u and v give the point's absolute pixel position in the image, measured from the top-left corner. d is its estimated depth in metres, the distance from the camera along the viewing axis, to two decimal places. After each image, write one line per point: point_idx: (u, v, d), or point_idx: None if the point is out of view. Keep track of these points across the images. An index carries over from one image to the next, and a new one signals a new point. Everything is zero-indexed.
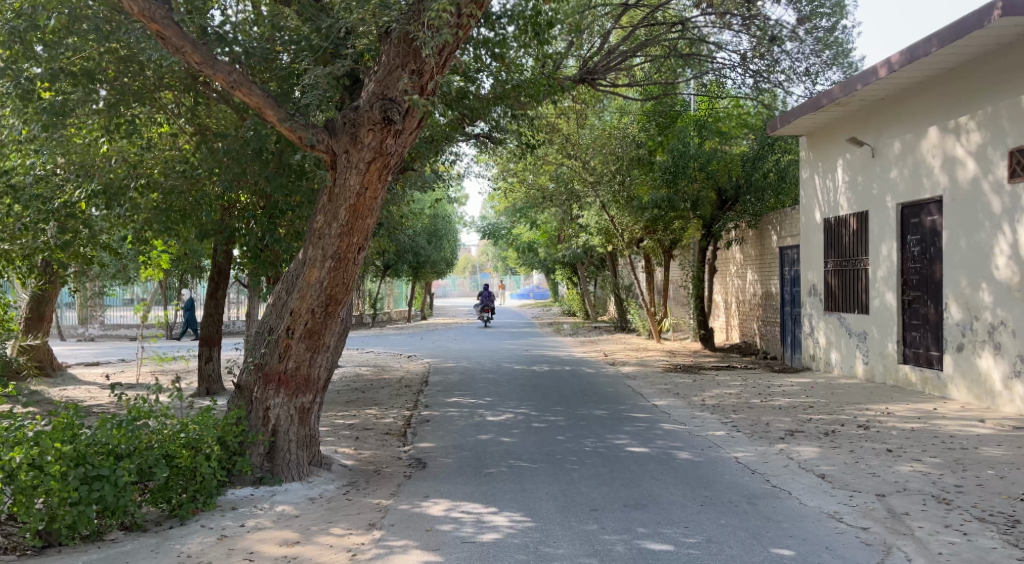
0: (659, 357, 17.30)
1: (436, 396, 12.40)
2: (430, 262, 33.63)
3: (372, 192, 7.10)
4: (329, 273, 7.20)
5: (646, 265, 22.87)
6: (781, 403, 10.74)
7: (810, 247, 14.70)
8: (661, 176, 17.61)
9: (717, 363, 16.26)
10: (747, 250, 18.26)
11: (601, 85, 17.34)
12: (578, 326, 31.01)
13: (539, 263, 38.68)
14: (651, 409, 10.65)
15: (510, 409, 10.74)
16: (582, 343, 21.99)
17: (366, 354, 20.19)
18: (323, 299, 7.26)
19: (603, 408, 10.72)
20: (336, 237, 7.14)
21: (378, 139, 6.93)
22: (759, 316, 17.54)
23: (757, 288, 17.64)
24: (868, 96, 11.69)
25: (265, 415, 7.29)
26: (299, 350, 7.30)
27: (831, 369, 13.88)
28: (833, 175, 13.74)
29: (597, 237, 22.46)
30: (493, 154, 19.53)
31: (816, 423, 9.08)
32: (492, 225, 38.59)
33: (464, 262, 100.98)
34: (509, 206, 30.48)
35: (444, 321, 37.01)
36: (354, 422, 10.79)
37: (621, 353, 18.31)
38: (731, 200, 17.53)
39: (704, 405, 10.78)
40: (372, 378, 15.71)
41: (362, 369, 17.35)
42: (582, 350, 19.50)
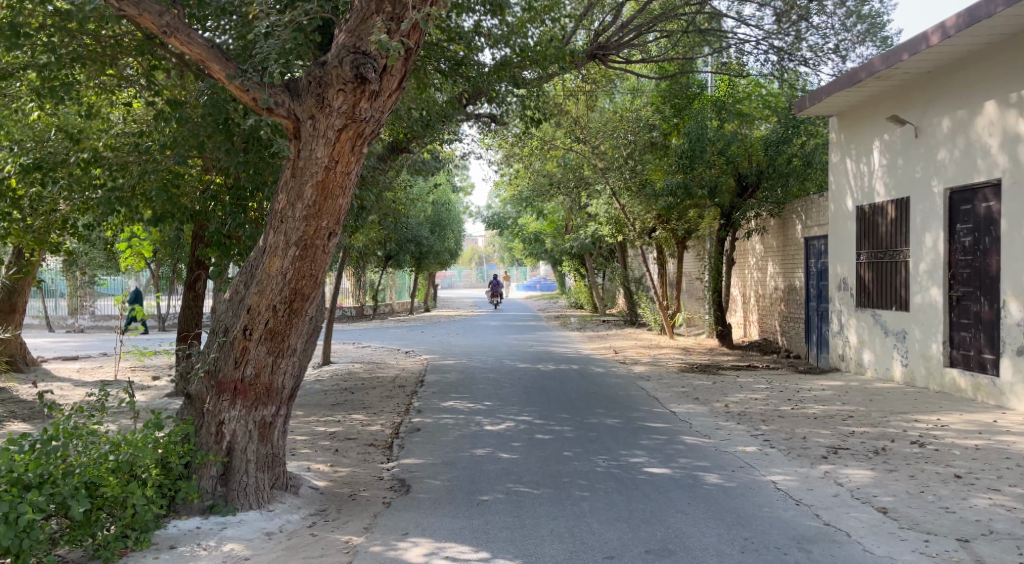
0: (674, 356, 16.11)
1: (431, 400, 11.24)
2: (434, 253, 32.41)
3: (345, 167, 5.96)
4: (294, 263, 6.06)
5: (659, 257, 21.66)
6: (816, 411, 9.57)
7: (839, 237, 13.51)
8: (678, 161, 16.40)
9: (736, 362, 15.07)
10: (768, 241, 17.04)
11: (612, 62, 16.12)
12: (587, 319, 29.85)
13: (546, 254, 37.49)
14: (669, 417, 9.47)
15: (511, 417, 9.58)
16: (591, 339, 20.81)
17: (362, 350, 19.00)
18: (287, 294, 6.11)
19: (615, 416, 9.56)
20: (301, 219, 5.99)
21: (349, 101, 5.79)
22: (781, 312, 16.34)
23: (780, 281, 16.43)
24: (913, 68, 10.58)
25: (219, 431, 6.15)
26: (258, 355, 6.16)
27: (862, 370, 12.68)
28: (868, 158, 12.55)
29: (607, 227, 21.25)
30: (497, 136, 18.30)
31: (862, 438, 7.92)
32: (497, 215, 37.36)
33: (469, 253, 99.52)
34: (515, 195, 29.29)
35: (447, 313, 35.82)
36: (336, 430, 9.65)
37: (631, 350, 17.13)
38: (752, 186, 16.28)
39: (729, 414, 9.61)
40: (365, 377, 14.55)
41: (355, 366, 16.20)
42: (590, 347, 18.32)
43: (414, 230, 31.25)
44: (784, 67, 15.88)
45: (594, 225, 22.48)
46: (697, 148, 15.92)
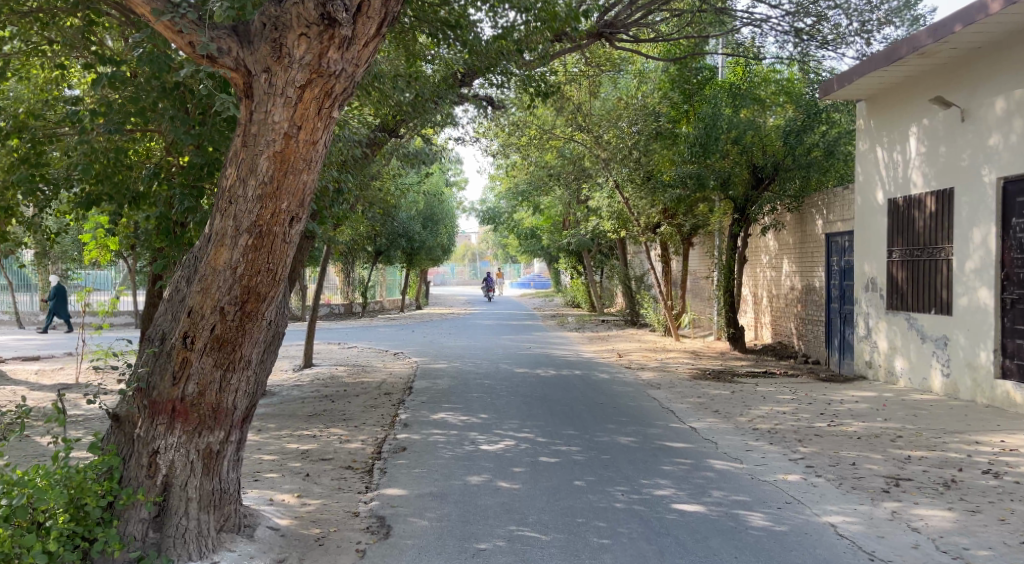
0: (683, 360, 14.94)
1: (419, 412, 10.03)
2: (426, 248, 31.16)
3: (310, 134, 4.79)
4: (245, 255, 4.87)
5: (663, 253, 20.47)
6: (858, 429, 8.40)
7: (866, 234, 12.32)
8: (688, 150, 15.26)
9: (752, 368, 13.89)
10: (783, 237, 15.86)
11: (619, 41, 14.94)
12: (584, 318, 28.68)
13: (541, 250, 36.30)
14: (690, 436, 8.28)
15: (509, 434, 8.38)
16: (592, 340, 19.62)
17: (348, 351, 17.79)
18: (238, 294, 4.92)
19: (629, 434, 8.36)
20: (254, 199, 4.81)
21: (314, 50, 4.64)
22: (797, 313, 15.18)
23: (796, 280, 15.22)
24: (965, 41, 9.59)
25: (152, 463, 4.95)
26: (201, 369, 4.96)
27: (893, 379, 11.52)
28: (902, 146, 11.43)
29: (609, 222, 20.07)
30: (492, 121, 17.07)
31: (922, 465, 6.77)
32: (492, 209, 36.15)
33: (461, 249, 98.18)
34: (510, 187, 28.11)
35: (439, 311, 34.57)
36: (310, 448, 8.44)
37: (637, 354, 15.95)
38: (768, 178, 15.05)
39: (758, 432, 8.43)
40: (348, 383, 13.31)
41: (338, 370, 14.95)
42: (592, 350, 17.14)
43: (405, 224, 30.05)
44: (804, 50, 14.76)
45: (595, 219, 21.30)
46: (709, 135, 14.76)
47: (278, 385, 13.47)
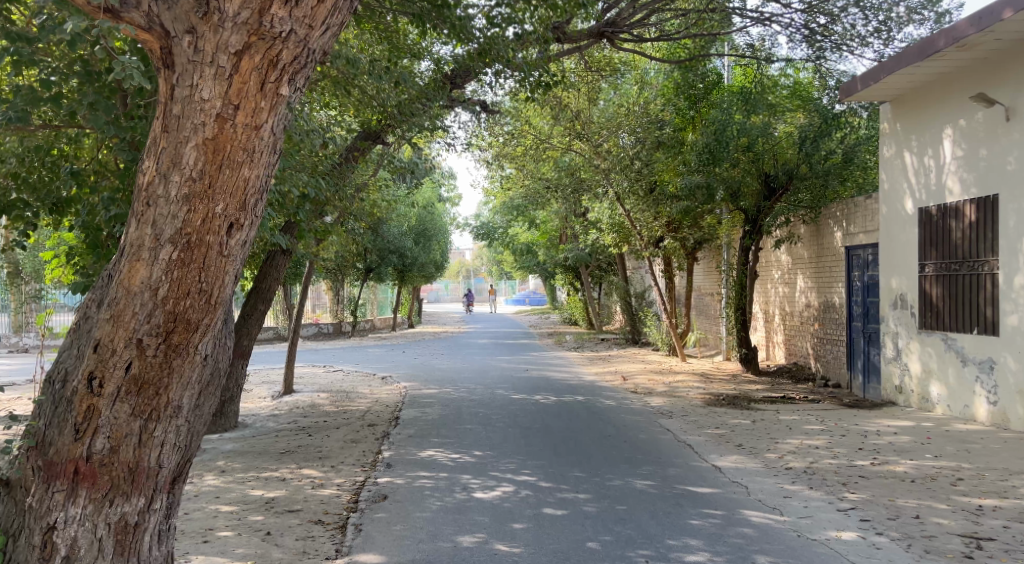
0: (692, 384, 13.84)
1: (405, 449, 8.91)
2: (418, 265, 30.07)
3: (252, 116, 3.77)
4: (167, 273, 3.83)
5: (666, 269, 19.43)
6: (907, 466, 7.31)
7: (891, 246, 11.18)
8: (696, 158, 14.23)
9: (769, 393, 12.80)
10: (797, 251, 14.82)
11: (620, 42, 13.95)
12: (583, 336, 27.60)
13: (537, 267, 35.27)
14: (716, 479, 7.18)
15: (506, 479, 7.26)
16: (593, 361, 18.50)
17: (333, 375, 16.66)
18: (161, 323, 3.89)
19: (644, 478, 7.25)
20: (179, 200, 3.77)
21: (253, 7, 3.69)
22: (813, 332, 14.11)
23: (813, 297, 14.12)
24: (1012, 30, 8.62)
25: (49, 540, 3.97)
26: (113, 418, 3.93)
27: (928, 406, 10.43)
28: (933, 151, 10.39)
29: (610, 237, 19.01)
30: (486, 127, 16.04)
31: (1001, 518, 5.68)
32: (486, 224, 35.12)
33: (456, 266, 97.06)
34: (506, 200, 27.11)
35: (433, 329, 33.42)
36: (276, 495, 7.32)
37: (643, 377, 14.87)
38: (782, 187, 13.84)
39: (792, 472, 7.33)
40: (328, 412, 12.17)
41: (319, 397, 13.81)
42: (593, 372, 16.03)
43: (397, 239, 28.98)
44: (818, 53, 13.67)
45: (594, 233, 20.22)
46: (718, 142, 13.75)
47: (254, 415, 12.34)
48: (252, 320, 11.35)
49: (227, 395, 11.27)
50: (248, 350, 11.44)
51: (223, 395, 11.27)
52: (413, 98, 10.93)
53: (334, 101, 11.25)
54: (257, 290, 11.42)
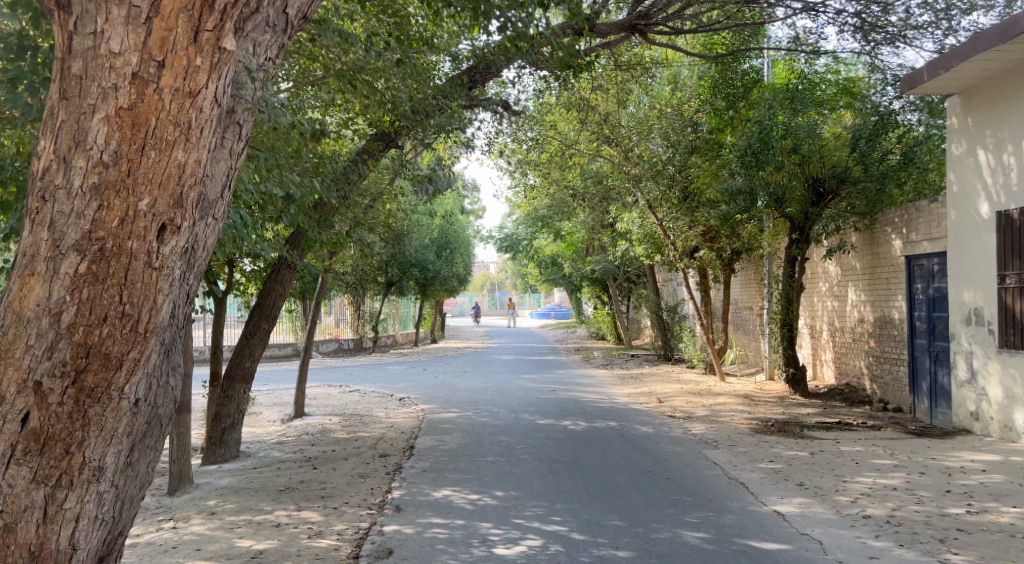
0: (736, 408, 12.69)
1: (417, 487, 7.87)
2: (440, 279, 29.14)
3: (185, 77, 3.37)
4: (72, 290, 3.26)
5: (702, 281, 18.32)
6: (1011, 515, 6.15)
7: (963, 255, 9.99)
8: (737, 160, 13.16)
9: (822, 418, 11.64)
10: (847, 262, 13.68)
11: (651, 38, 12.92)
12: (612, 351, 26.47)
13: (563, 279, 34.21)
14: (782, 530, 6.06)
15: (533, 530, 6.20)
16: (625, 381, 17.40)
17: (348, 396, 15.68)
18: (69, 358, 3.28)
19: (696, 529, 6.15)
20: (88, 194, 3.27)
21: None
22: (868, 351, 12.94)
23: (867, 311, 12.96)
24: None
25: None
26: (8, 485, 3.28)
27: (1010, 436, 9.24)
28: (1014, 146, 9.22)
29: (641, 247, 17.96)
30: (509, 130, 15.08)
31: None
32: (510, 236, 34.15)
33: (480, 279, 96.22)
34: (530, 210, 26.10)
35: (456, 345, 32.45)
36: (265, 547, 6.31)
37: (680, 400, 13.75)
38: (831, 192, 12.71)
39: (872, 521, 6.20)
40: (339, 439, 11.17)
41: (331, 421, 12.84)
42: (626, 394, 14.93)
43: (419, 252, 28.06)
44: (872, 45, 12.58)
45: (625, 244, 19.15)
46: (762, 142, 12.65)
47: (259, 442, 11.38)
48: (256, 341, 10.42)
49: (228, 422, 10.32)
50: (252, 372, 10.50)
51: (224, 422, 10.32)
52: (428, 94, 9.99)
53: (343, 101, 10.33)
54: (261, 308, 10.48)
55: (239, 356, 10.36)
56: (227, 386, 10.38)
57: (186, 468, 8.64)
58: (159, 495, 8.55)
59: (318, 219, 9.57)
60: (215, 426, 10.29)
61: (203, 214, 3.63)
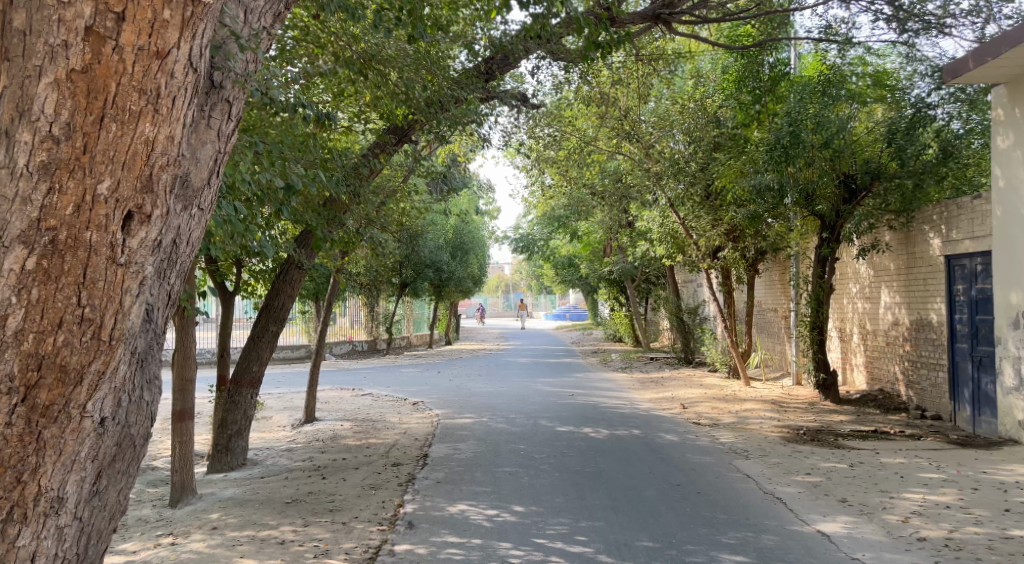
0: (764, 414, 12.17)
1: (432, 501, 7.41)
2: (455, 279, 28.69)
3: (150, 35, 3.21)
4: (22, 292, 3.13)
5: (725, 282, 17.81)
6: None
7: (1009, 253, 9.43)
8: (764, 155, 12.65)
9: (856, 426, 11.11)
10: (880, 262, 13.17)
11: (675, 29, 12.41)
12: (630, 354, 25.96)
13: (579, 280, 33.72)
14: (829, 554, 5.56)
15: (557, 553, 5.72)
16: (646, 385, 16.89)
17: (360, 400, 15.25)
18: (22, 369, 3.17)
19: (735, 552, 5.65)
20: (35, 181, 3.12)
21: None
22: (904, 355, 12.45)
23: (903, 314, 12.48)
24: None
25: None
26: None
27: None
28: None
29: (662, 247, 17.48)
30: (526, 126, 14.61)
31: None
32: (525, 236, 33.69)
33: (495, 280, 95.80)
34: (547, 209, 25.63)
35: (471, 347, 32.01)
36: None
37: (705, 405, 13.24)
38: (864, 189, 12.26)
39: (927, 544, 5.69)
40: (352, 447, 10.73)
41: (343, 427, 12.40)
42: (648, 398, 14.43)
43: (433, 253, 27.62)
44: (906, 36, 12.07)
45: (644, 243, 18.64)
46: (792, 136, 12.13)
47: (267, 449, 10.95)
48: (263, 344, 9.94)
49: (235, 428, 9.79)
50: (260, 377, 9.97)
51: (230, 428, 9.79)
52: (444, 85, 9.57)
53: (355, 92, 9.91)
54: (269, 310, 10.01)
55: (246, 359, 9.86)
56: (233, 390, 9.86)
57: (189, 478, 8.17)
58: (160, 507, 8.11)
59: (344, 221, 9.25)
60: (221, 433, 9.76)
61: (186, 205, 3.69)
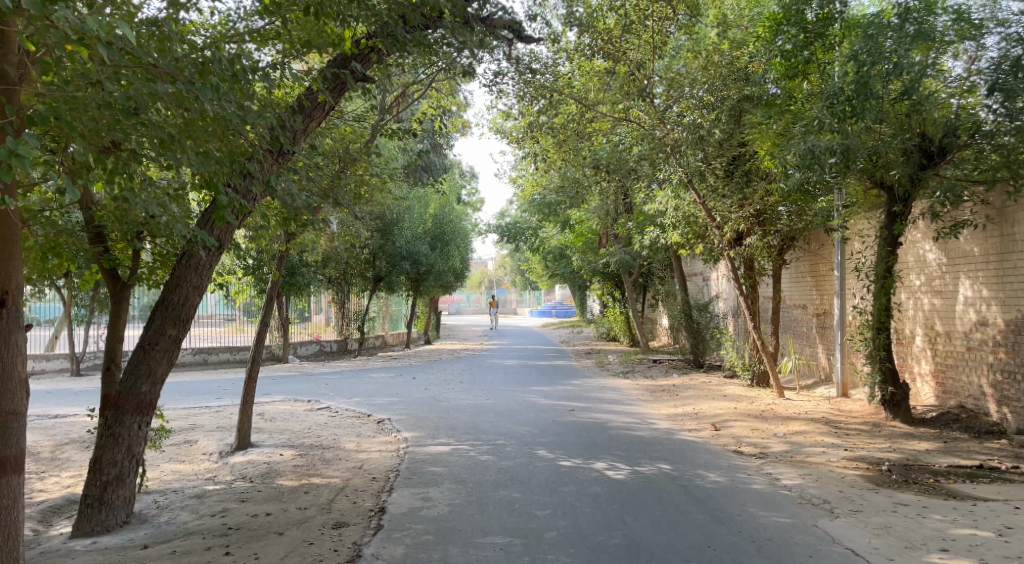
0: (822, 440, 9.57)
1: None
2: (434, 273, 25.91)
3: None
4: None
5: (747, 274, 15.27)
6: None
7: None
8: (820, 111, 9.96)
9: (951, 459, 8.58)
10: (957, 247, 10.66)
11: None
12: (629, 355, 23.39)
13: (568, 273, 31.13)
14: None
15: None
16: (658, 396, 14.26)
17: (313, 417, 12.45)
18: None
19: None
20: None
21: None
22: (994, 364, 10.02)
23: (993, 311, 10.04)
24: None
25: None
26: None
27: None
28: None
29: (677, 233, 14.83)
30: (516, 79, 11.86)
31: None
32: (511, 225, 30.98)
33: (477, 276, 92.81)
34: (535, 193, 22.97)
35: (452, 346, 29.27)
36: None
37: (740, 427, 10.66)
38: (947, 151, 9.72)
39: None
40: (288, 490, 8.00)
41: (284, 457, 9.66)
42: (665, 416, 11.80)
43: (409, 243, 24.83)
44: None
45: (653, 230, 15.96)
46: (859, 84, 9.52)
47: (170, 494, 8.15)
48: (156, 354, 7.06)
49: (112, 473, 6.90)
50: (151, 401, 7.08)
51: (107, 474, 6.92)
52: None
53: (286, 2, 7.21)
54: (163, 305, 7.12)
55: (132, 377, 6.99)
56: (112, 420, 6.95)
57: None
58: None
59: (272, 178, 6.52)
60: (93, 480, 6.89)
61: None
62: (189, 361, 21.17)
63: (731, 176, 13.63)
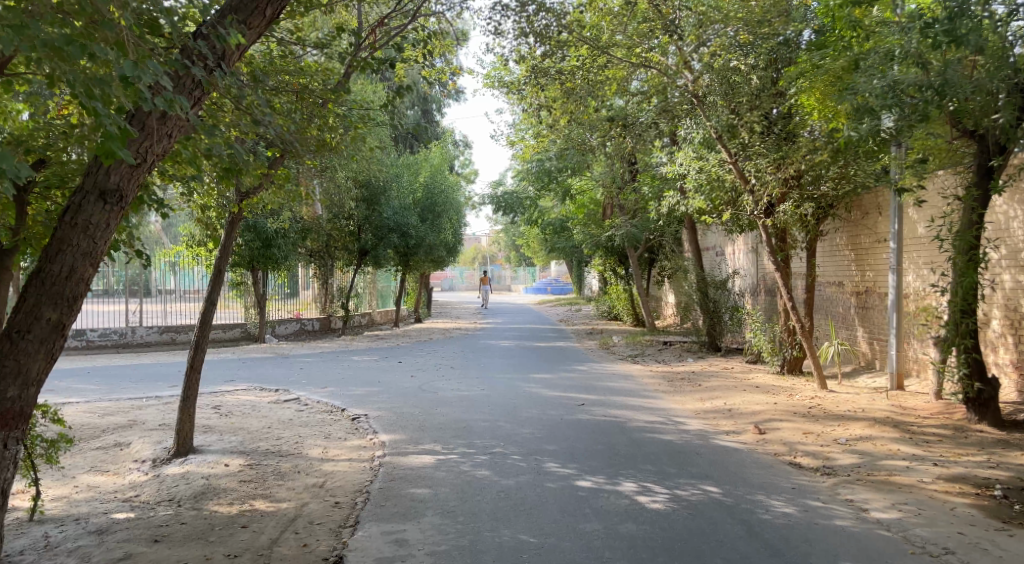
0: (898, 449, 7.71)
1: None
2: (424, 247, 23.88)
3: None
4: None
5: (779, 246, 13.34)
6: None
7: None
8: (914, 35, 7.87)
9: None
10: None
11: None
12: (636, 336, 21.48)
13: (569, 248, 29.11)
14: None
15: None
16: (680, 386, 12.36)
17: (276, 412, 10.53)
18: None
19: None
20: None
21: None
22: None
23: None
24: None
25: None
26: None
27: None
28: None
29: (701, 198, 12.89)
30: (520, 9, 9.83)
31: None
32: (508, 195, 28.90)
33: (470, 252, 90.55)
34: (534, 157, 20.91)
35: (443, 325, 27.29)
36: None
37: (788, 429, 8.79)
38: None
39: None
40: (222, 522, 6.10)
41: (228, 469, 7.74)
42: (694, 413, 9.91)
43: (398, 213, 22.71)
44: None
45: (672, 195, 13.97)
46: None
47: (71, 526, 6.28)
48: (28, 346, 5.21)
49: None
50: (22, 408, 5.27)
51: None
52: None
53: None
54: (37, 277, 5.26)
55: None
56: None
57: None
58: None
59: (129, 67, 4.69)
60: None
61: None
62: (155, 341, 19.16)
63: (768, 131, 11.65)
